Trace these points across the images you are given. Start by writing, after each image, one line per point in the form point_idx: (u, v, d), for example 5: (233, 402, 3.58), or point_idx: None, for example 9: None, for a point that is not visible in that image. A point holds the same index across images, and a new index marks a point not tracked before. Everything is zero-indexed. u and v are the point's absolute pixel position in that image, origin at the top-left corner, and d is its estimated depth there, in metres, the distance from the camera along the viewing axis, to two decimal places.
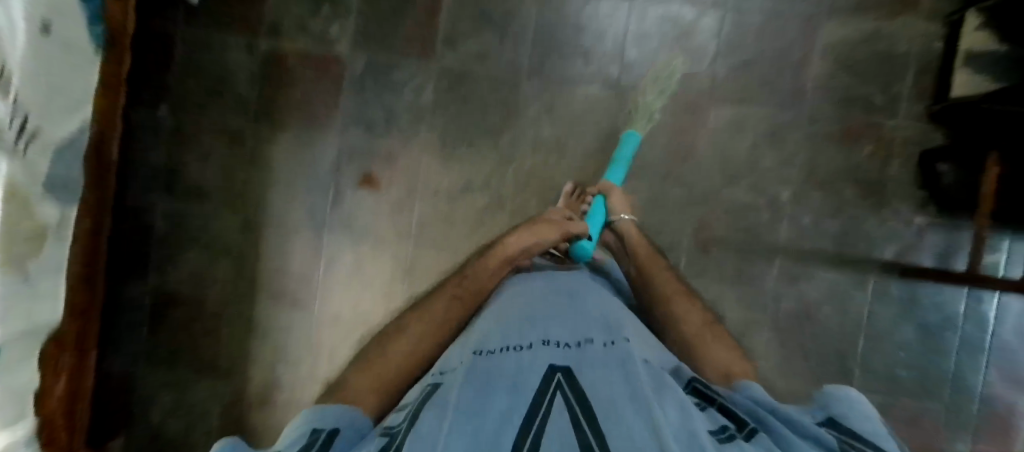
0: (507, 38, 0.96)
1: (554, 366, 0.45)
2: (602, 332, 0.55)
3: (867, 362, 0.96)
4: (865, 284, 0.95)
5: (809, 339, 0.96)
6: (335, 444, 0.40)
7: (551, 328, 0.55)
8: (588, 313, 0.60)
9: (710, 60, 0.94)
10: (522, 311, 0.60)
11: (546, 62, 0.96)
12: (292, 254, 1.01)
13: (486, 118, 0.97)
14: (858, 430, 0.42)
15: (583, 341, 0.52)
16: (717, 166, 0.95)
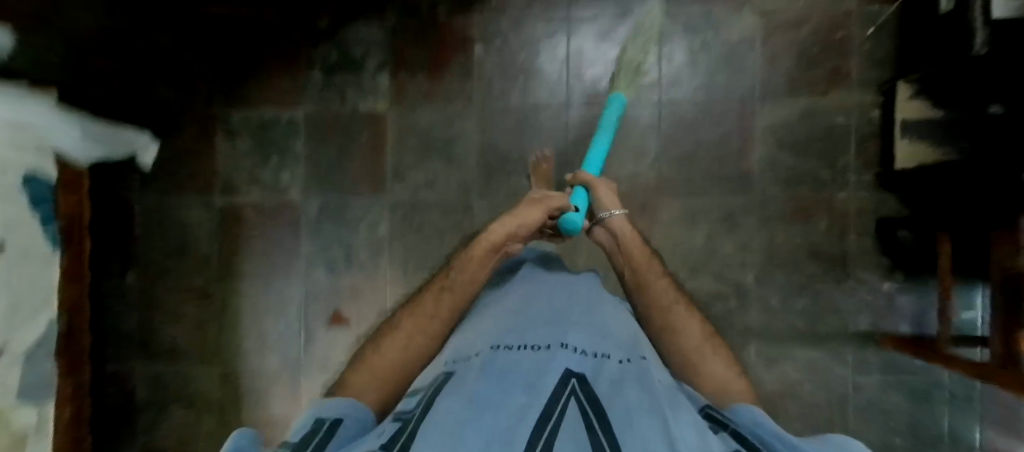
0: (452, 163, 0.97)
1: (570, 369, 0.43)
2: (620, 344, 0.53)
3: (860, 436, 0.94)
4: (841, 357, 0.94)
5: (798, 419, 0.95)
6: (336, 434, 0.45)
7: (570, 328, 0.53)
8: (606, 320, 0.58)
9: (652, 158, 0.96)
10: (541, 309, 0.59)
11: (495, 180, 0.97)
12: (271, 402, 1.00)
13: (444, 242, 0.97)
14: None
15: (603, 349, 0.50)
16: (675, 259, 0.95)
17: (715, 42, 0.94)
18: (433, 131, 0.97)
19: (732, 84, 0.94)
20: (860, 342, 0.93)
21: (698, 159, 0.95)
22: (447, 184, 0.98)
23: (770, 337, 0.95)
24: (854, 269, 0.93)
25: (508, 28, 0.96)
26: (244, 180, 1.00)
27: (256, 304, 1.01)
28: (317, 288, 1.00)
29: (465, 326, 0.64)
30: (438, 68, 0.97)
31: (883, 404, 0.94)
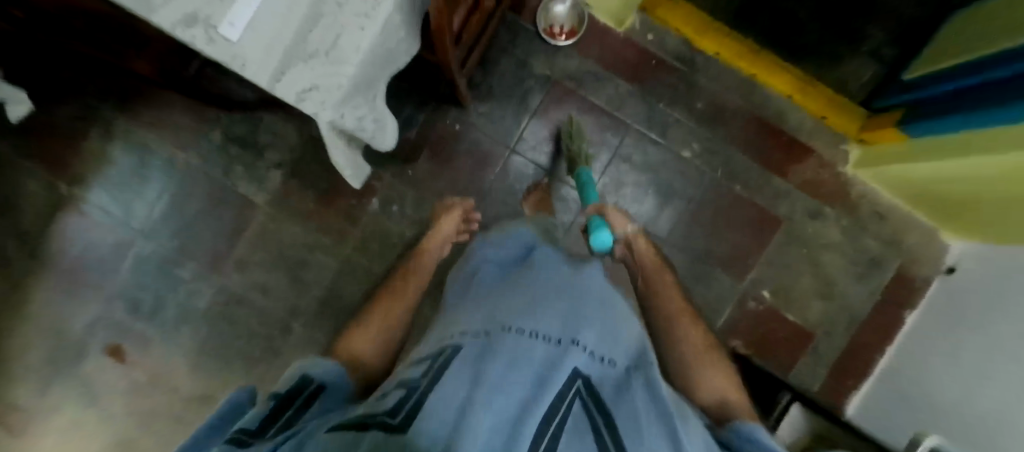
0: (294, 282, 0.95)
1: (581, 370, 0.32)
2: (636, 343, 0.41)
3: None
4: None
5: None
6: (317, 402, 0.34)
7: (588, 315, 0.41)
8: (632, 327, 0.44)
9: None
10: (546, 286, 0.45)
11: (322, 320, 0.94)
12: (8, 394, 0.95)
13: (246, 347, 0.94)
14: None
15: (616, 349, 0.39)
16: None
17: None
18: (294, 246, 0.95)
19: None
20: None
21: None
22: (271, 306, 0.95)
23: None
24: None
25: (409, 201, 0.96)
26: (99, 183, 0.96)
27: (46, 301, 0.96)
28: (108, 317, 0.96)
29: (456, 306, 0.49)
30: (330, 196, 0.95)
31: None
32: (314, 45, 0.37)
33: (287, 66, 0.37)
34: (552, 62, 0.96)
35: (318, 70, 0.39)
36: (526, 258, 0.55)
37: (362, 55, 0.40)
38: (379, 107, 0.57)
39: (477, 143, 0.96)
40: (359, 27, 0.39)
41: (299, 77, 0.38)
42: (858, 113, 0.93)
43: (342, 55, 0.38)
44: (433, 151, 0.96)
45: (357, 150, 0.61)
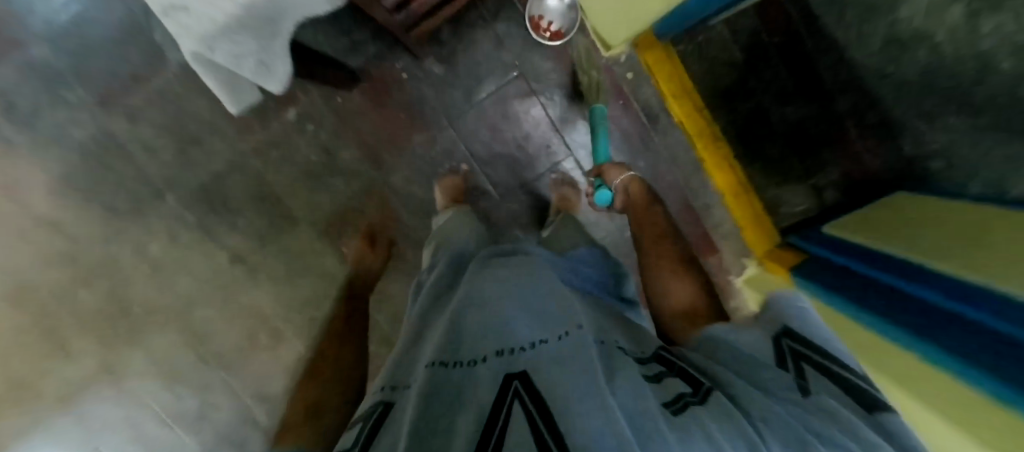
0: (182, 154, 0.91)
1: (511, 372, 0.31)
2: (566, 314, 0.38)
3: None
4: None
5: None
6: None
7: (511, 313, 0.39)
8: (567, 304, 0.40)
9: (313, 318, 0.99)
10: (469, 295, 0.44)
11: (199, 201, 0.93)
12: None
13: (115, 195, 0.93)
14: (808, 352, 0.32)
15: (541, 330, 0.36)
16: (251, 386, 1.03)
17: None
18: (194, 119, 0.90)
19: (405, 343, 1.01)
20: None
21: None
22: (152, 168, 0.92)
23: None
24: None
25: (327, 127, 0.91)
26: None
27: None
28: None
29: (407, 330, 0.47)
30: None
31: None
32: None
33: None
34: (526, 54, 0.90)
35: None
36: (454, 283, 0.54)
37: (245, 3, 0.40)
38: (271, 49, 0.52)
39: (417, 100, 0.91)
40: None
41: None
42: (771, 234, 0.94)
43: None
44: (371, 88, 0.91)
45: (225, 82, 0.54)
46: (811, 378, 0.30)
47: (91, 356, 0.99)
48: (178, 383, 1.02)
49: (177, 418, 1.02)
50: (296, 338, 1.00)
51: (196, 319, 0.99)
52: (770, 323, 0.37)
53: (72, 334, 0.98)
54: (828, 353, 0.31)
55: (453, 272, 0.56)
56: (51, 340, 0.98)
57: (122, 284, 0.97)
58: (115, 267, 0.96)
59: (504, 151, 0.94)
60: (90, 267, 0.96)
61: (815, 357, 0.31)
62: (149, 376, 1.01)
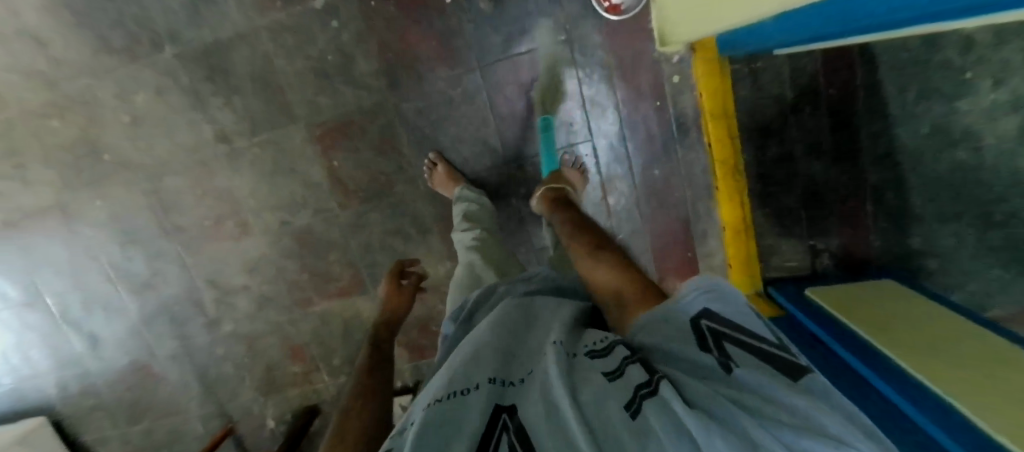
0: (190, 9, 0.84)
1: (500, 404, 0.32)
2: (547, 337, 0.40)
3: (150, 433, 1.15)
4: (206, 409, 1.12)
5: (139, 393, 1.12)
6: None
7: (497, 343, 0.40)
8: (549, 329, 0.42)
9: (285, 220, 0.96)
10: (473, 332, 0.44)
11: (195, 64, 0.87)
12: None
13: (108, 29, 0.86)
14: (728, 332, 0.33)
15: (524, 362, 0.38)
16: (204, 267, 1.00)
17: (402, 247, 0.98)
18: None
19: (368, 272, 1.00)
20: (217, 415, 1.12)
21: (288, 261, 0.99)
22: (156, 13, 0.84)
23: (163, 358, 1.08)
24: (245, 395, 1.10)
25: (351, 29, 0.85)
26: None
27: None
28: None
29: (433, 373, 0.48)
30: None
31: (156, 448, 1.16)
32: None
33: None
34: (579, 21, 0.84)
35: None
36: (471, 315, 0.57)
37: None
38: None
39: (453, 33, 0.85)
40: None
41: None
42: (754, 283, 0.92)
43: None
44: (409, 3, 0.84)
45: None
46: (736, 360, 0.30)
47: (50, 187, 0.97)
48: (132, 241, 0.99)
49: (128, 272, 1.02)
50: (262, 235, 0.97)
51: (164, 185, 0.95)
52: (686, 304, 0.37)
53: (35, 161, 0.95)
54: (742, 330, 0.33)
55: (469, 306, 0.58)
56: (15, 159, 0.96)
57: (96, 124, 0.91)
58: (94, 105, 0.91)
59: (525, 115, 0.89)
60: (69, 97, 0.91)
61: (737, 337, 0.32)
62: (103, 226, 0.99)
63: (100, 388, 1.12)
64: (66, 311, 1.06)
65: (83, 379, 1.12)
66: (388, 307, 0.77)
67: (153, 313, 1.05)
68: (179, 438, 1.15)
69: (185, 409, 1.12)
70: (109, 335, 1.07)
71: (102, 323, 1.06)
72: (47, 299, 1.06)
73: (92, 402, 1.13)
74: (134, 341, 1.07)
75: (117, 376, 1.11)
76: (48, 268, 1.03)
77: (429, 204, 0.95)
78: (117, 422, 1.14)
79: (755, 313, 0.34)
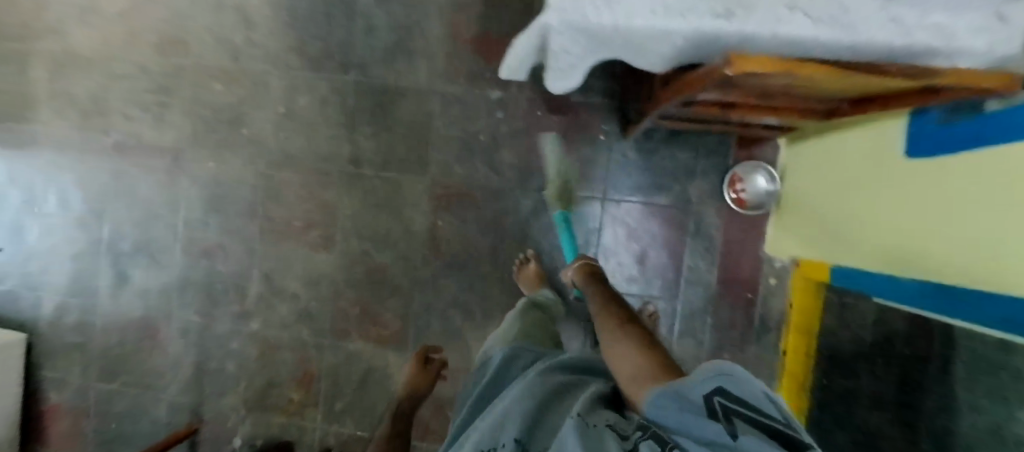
0: (387, 53, 0.94)
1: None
2: (569, 410, 0.35)
3: (112, 395, 1.06)
4: (182, 396, 1.04)
5: (128, 350, 1.05)
6: None
7: (526, 408, 0.38)
8: (578, 400, 0.37)
9: (368, 252, 0.98)
10: (514, 392, 0.43)
11: (367, 95, 0.95)
12: None
13: (311, 38, 0.96)
14: (742, 409, 0.23)
15: (545, 428, 0.35)
16: (269, 262, 1.00)
17: (460, 322, 0.98)
18: (421, 37, 0.93)
19: (416, 333, 0.98)
20: (190, 406, 1.04)
21: (349, 289, 0.99)
22: (358, 44, 0.95)
23: (175, 327, 1.04)
24: (228, 399, 1.03)
25: (511, 124, 0.93)
26: None
27: None
28: None
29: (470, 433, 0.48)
30: (484, 48, 0.92)
31: (106, 414, 1.06)
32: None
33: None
34: (707, 199, 0.92)
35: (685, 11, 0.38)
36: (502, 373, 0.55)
37: (777, 49, 0.37)
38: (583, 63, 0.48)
39: (592, 161, 0.92)
40: (825, 61, 0.40)
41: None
42: None
43: (791, 50, 0.38)
44: (570, 124, 0.92)
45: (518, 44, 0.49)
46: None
47: (176, 133, 1.01)
48: (218, 210, 1.01)
49: (195, 235, 1.02)
50: (340, 257, 0.99)
51: (279, 176, 0.99)
52: (691, 379, 0.26)
53: (178, 109, 1.01)
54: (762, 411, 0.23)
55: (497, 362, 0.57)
56: (161, 97, 1.01)
57: (253, 104, 0.98)
58: (261, 88, 0.98)
59: (622, 244, 0.94)
60: (243, 73, 0.98)
61: (750, 414, 0.23)
62: (202, 185, 1.01)
63: (93, 328, 1.06)
64: (115, 243, 1.05)
65: (85, 312, 1.06)
66: (413, 384, 0.78)
67: (194, 280, 1.03)
68: (136, 414, 1.06)
69: (161, 386, 1.05)
70: (141, 282, 1.05)
71: (143, 268, 1.04)
72: (105, 224, 1.05)
73: (77, 339, 1.07)
74: (159, 298, 1.04)
75: (118, 324, 1.05)
76: (125, 199, 1.04)
77: (505, 295, 0.97)
78: (87, 370, 1.06)
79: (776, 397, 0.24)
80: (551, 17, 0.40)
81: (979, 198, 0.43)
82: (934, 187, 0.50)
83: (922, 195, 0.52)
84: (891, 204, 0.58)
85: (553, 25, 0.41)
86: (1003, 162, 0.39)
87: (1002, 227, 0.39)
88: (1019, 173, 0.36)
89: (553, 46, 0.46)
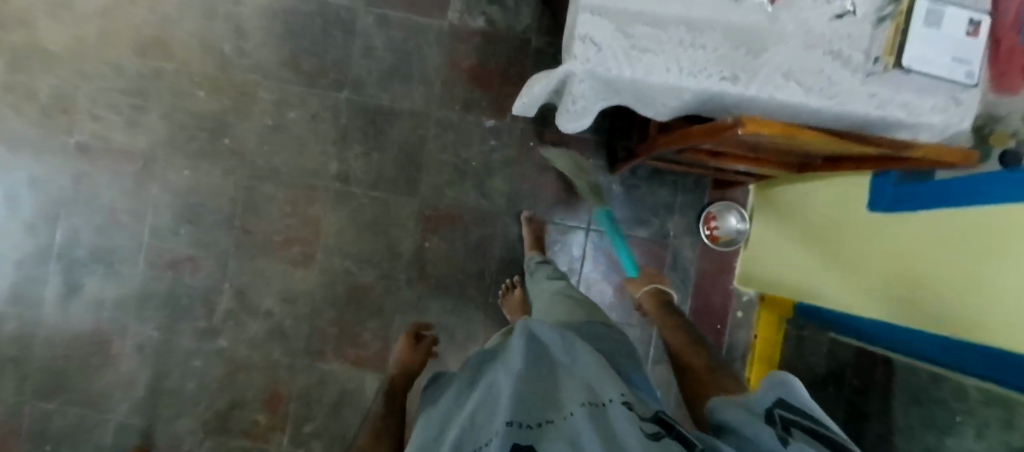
0: (384, 75, 0.95)
1: (519, 443, 0.30)
2: (572, 393, 0.35)
3: (48, 416, 0.96)
4: (132, 419, 0.96)
5: (73, 366, 0.97)
6: None
7: (521, 390, 0.37)
8: (576, 381, 0.37)
9: (350, 270, 0.96)
10: (495, 376, 0.41)
11: (361, 114, 0.96)
12: None
13: (307, 54, 0.96)
14: (796, 418, 0.31)
15: (545, 409, 0.34)
16: (243, 276, 0.96)
17: (442, 346, 0.97)
18: (420, 63, 0.96)
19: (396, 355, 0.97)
20: (139, 429, 0.96)
21: (327, 308, 0.97)
22: (355, 64, 0.96)
23: (130, 343, 0.97)
24: (185, 422, 0.96)
25: (503, 153, 0.97)
26: None
27: None
28: None
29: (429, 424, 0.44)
30: (481, 79, 0.96)
31: (41, 438, 0.96)
32: (812, 90, 0.47)
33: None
34: (684, 234, 0.98)
35: (691, 60, 0.47)
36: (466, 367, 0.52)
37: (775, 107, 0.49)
38: (595, 104, 0.54)
39: (578, 193, 0.97)
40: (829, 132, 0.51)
41: (786, 46, 0.46)
42: None
43: (783, 112, 0.50)
44: (560, 157, 0.96)
45: (536, 87, 0.55)
46: (798, 439, 0.28)
47: (151, 138, 0.97)
48: (190, 220, 0.97)
49: (162, 244, 0.97)
50: (321, 274, 0.96)
51: (261, 188, 0.96)
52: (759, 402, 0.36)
53: (155, 113, 0.97)
54: (811, 419, 0.31)
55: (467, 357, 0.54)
56: (137, 100, 0.97)
57: (238, 114, 0.96)
58: (249, 99, 0.96)
59: (604, 270, 0.98)
60: (230, 82, 0.96)
61: (802, 421, 0.31)
62: (175, 193, 0.97)
63: (33, 341, 0.97)
64: (68, 250, 0.97)
65: (24, 324, 0.97)
66: (405, 363, 0.77)
67: (157, 293, 0.97)
68: (76, 438, 0.96)
69: (108, 407, 0.96)
70: (95, 292, 0.97)
71: (99, 278, 0.97)
72: (58, 229, 0.97)
73: (12, 353, 0.97)
74: (114, 311, 0.97)
75: (64, 339, 0.97)
76: (86, 204, 0.97)
77: (489, 319, 0.97)
78: (21, 389, 0.96)
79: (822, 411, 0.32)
80: (576, 67, 0.48)
81: (950, 256, 0.50)
82: (903, 242, 0.57)
83: (888, 243, 0.60)
84: (857, 247, 0.66)
85: (577, 74, 0.48)
86: (982, 227, 0.46)
87: (977, 283, 0.46)
88: (1000, 238, 0.43)
89: (571, 90, 0.52)
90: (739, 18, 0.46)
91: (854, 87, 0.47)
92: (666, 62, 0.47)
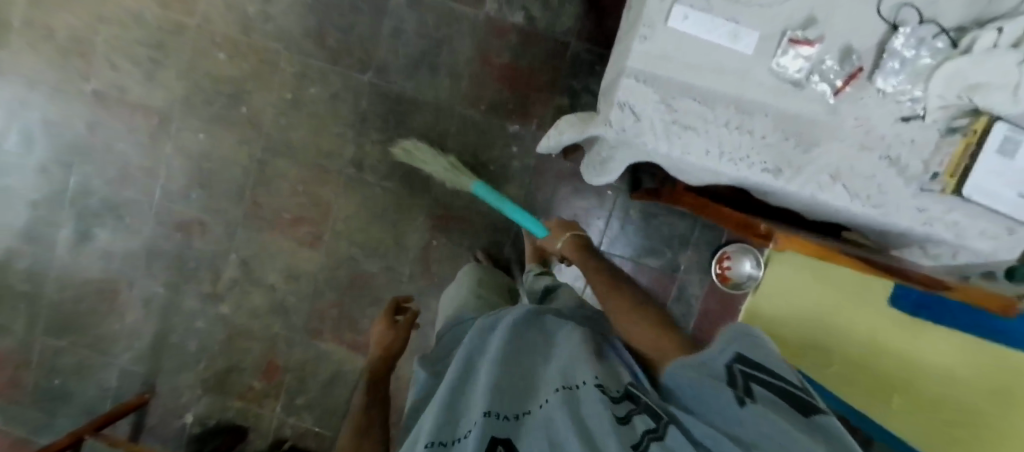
0: (410, 63, 0.91)
1: (496, 437, 0.29)
2: (548, 377, 0.34)
3: (57, 352, 1.01)
4: (135, 365, 1.01)
5: (82, 309, 1.00)
6: None
7: (499, 378, 0.35)
8: (554, 363, 0.37)
9: (355, 257, 0.97)
10: (475, 358, 0.40)
11: (382, 100, 0.92)
12: None
13: (333, 29, 0.91)
14: (759, 376, 0.28)
15: (524, 397, 0.34)
16: (250, 248, 0.97)
17: None
18: (449, 55, 0.91)
19: None
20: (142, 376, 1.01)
21: (329, 290, 0.98)
22: (381, 47, 0.91)
23: (137, 295, 0.99)
24: (185, 376, 1.01)
25: (523, 161, 0.93)
26: None
27: None
28: None
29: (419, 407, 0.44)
30: (511, 81, 0.91)
31: (49, 370, 1.01)
32: (857, 195, 0.44)
33: (993, 82, 0.37)
34: (694, 270, 0.96)
35: (734, 143, 0.44)
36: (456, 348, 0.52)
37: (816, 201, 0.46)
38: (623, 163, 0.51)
39: (593, 214, 0.94)
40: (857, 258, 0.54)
41: (837, 145, 0.43)
42: None
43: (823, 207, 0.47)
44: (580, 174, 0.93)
45: (566, 134, 0.52)
46: (761, 406, 0.25)
47: (167, 95, 0.94)
48: (202, 185, 0.96)
49: (173, 204, 0.97)
50: (326, 257, 0.97)
51: (274, 162, 0.95)
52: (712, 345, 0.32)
53: (173, 70, 0.94)
54: (774, 376, 0.28)
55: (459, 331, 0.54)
56: (155, 53, 0.93)
57: (257, 83, 0.93)
58: (269, 67, 0.92)
59: None
60: (251, 48, 0.92)
61: (764, 379, 0.28)
62: (188, 156, 0.96)
63: (45, 280, 1.00)
64: (81, 198, 0.98)
65: (37, 263, 1.00)
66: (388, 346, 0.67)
67: (165, 251, 0.98)
68: (82, 374, 1.01)
69: (113, 351, 1.01)
70: (105, 242, 0.99)
71: (110, 228, 0.98)
72: (71, 175, 0.97)
73: (25, 288, 1.00)
74: (123, 263, 0.99)
75: (74, 282, 1.00)
76: (100, 153, 0.97)
77: None
78: (32, 323, 1.01)
79: (787, 364, 0.30)
80: (608, 133, 0.45)
81: None
82: None
83: None
84: None
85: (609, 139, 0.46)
86: None
87: None
88: None
89: (602, 147, 0.49)
90: (793, 106, 0.41)
91: (904, 199, 0.44)
92: (704, 143, 0.44)
